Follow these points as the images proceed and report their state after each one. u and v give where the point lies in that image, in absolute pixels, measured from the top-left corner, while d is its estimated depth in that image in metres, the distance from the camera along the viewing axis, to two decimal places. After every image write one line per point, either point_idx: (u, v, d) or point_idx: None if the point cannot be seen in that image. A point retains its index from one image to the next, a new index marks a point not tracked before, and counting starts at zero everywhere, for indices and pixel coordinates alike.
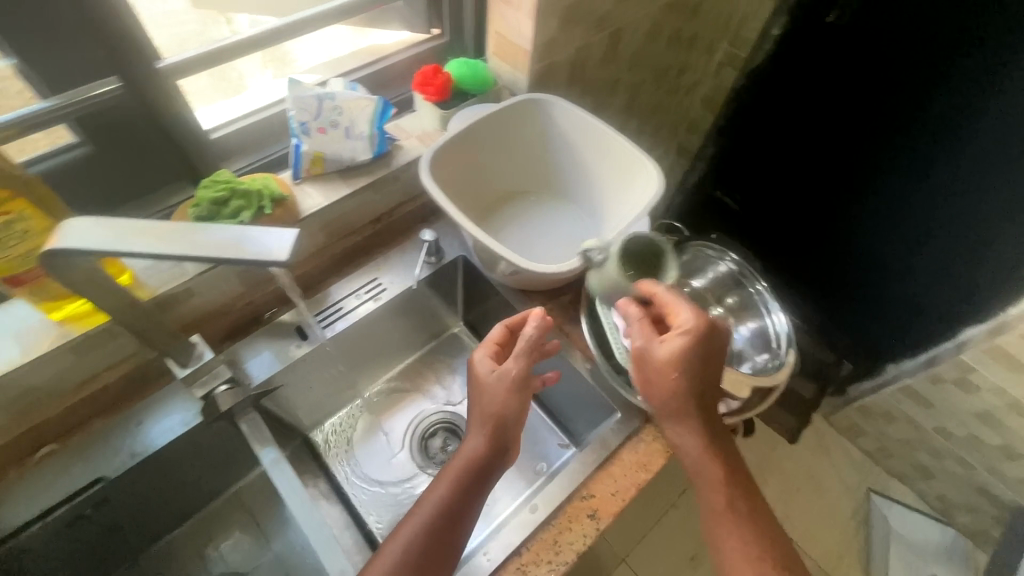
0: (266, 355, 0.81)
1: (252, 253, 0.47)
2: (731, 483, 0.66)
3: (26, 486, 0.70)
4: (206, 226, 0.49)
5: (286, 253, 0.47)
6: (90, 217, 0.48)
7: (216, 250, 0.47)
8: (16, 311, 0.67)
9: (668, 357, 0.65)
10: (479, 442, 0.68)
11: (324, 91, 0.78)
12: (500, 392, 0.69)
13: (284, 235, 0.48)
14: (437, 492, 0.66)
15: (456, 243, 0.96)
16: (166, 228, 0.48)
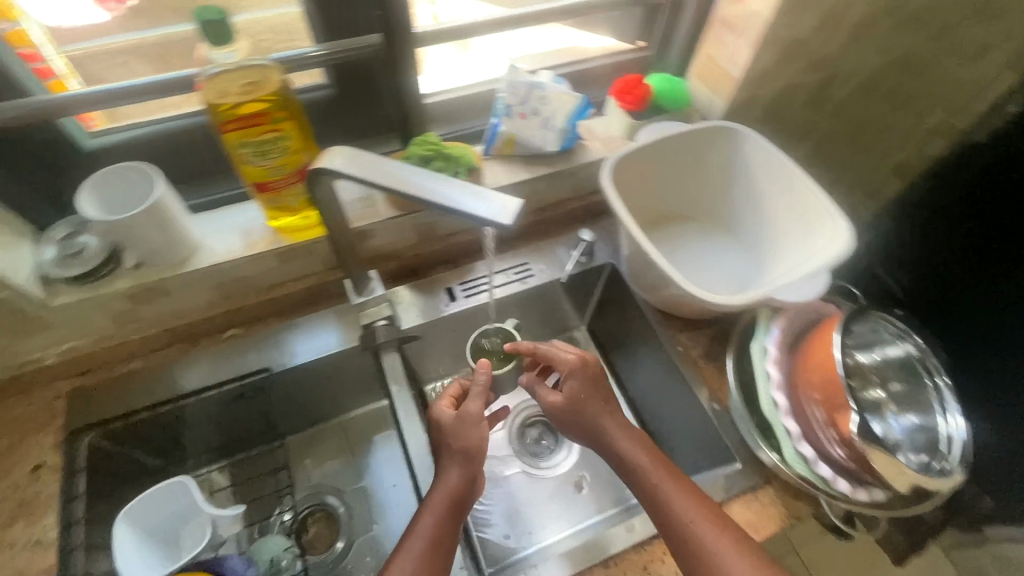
0: (419, 304, 0.89)
1: (477, 211, 0.50)
2: (689, 502, 0.65)
3: (208, 354, 0.82)
4: (439, 176, 0.53)
5: (510, 218, 0.49)
6: (353, 150, 0.54)
7: (446, 199, 0.50)
8: (248, 213, 0.80)
9: (568, 396, 0.75)
10: (455, 477, 0.69)
11: (536, 81, 0.83)
12: (470, 429, 0.71)
13: (509, 202, 0.50)
14: (424, 524, 0.65)
15: (608, 250, 0.97)
16: (408, 170, 0.53)
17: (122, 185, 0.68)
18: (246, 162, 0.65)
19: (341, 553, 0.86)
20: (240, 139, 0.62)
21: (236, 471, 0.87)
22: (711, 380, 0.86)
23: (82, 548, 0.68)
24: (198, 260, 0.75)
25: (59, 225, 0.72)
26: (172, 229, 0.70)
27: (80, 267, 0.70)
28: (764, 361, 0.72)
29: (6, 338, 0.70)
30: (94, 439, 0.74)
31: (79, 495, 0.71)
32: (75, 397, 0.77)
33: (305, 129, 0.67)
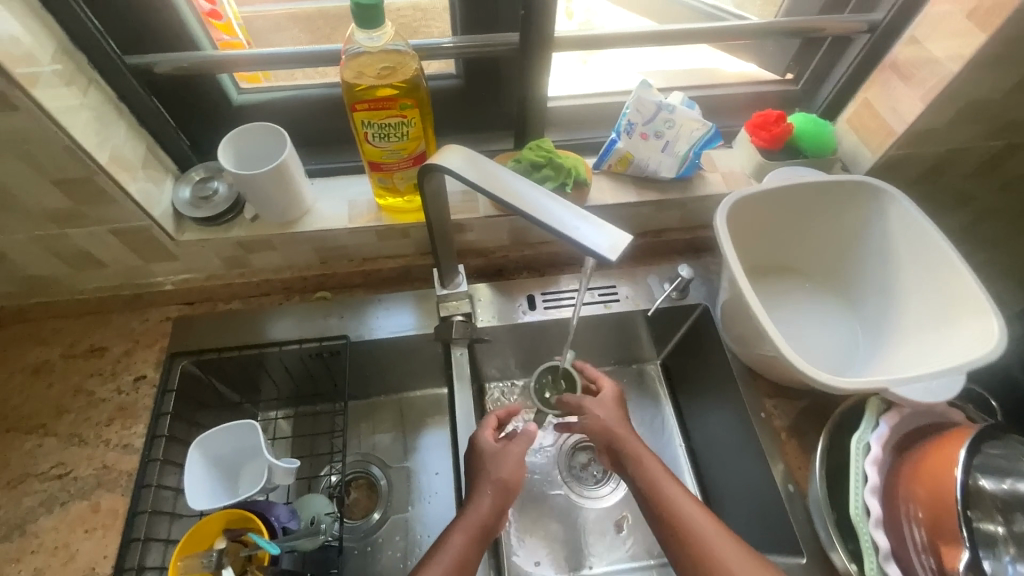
0: (498, 306, 0.88)
1: (581, 239, 0.47)
2: (666, 485, 0.68)
3: (296, 309, 0.87)
4: (549, 193, 0.50)
5: (615, 254, 0.45)
6: (470, 153, 0.54)
7: (552, 219, 0.48)
8: (358, 186, 0.84)
9: (601, 418, 0.76)
10: (486, 504, 0.68)
11: (666, 102, 0.77)
12: (507, 461, 0.71)
13: (618, 236, 0.47)
14: (450, 547, 0.64)
15: (704, 291, 0.91)
16: (519, 183, 0.51)
17: (256, 143, 0.73)
18: (367, 141, 0.67)
19: (375, 525, 0.90)
20: (366, 119, 0.64)
21: (298, 423, 0.91)
22: (790, 457, 0.78)
23: (159, 461, 0.74)
24: (305, 223, 0.80)
25: (198, 168, 0.79)
26: (290, 191, 0.75)
27: (207, 210, 0.76)
28: (862, 459, 0.63)
29: (138, 260, 0.79)
30: (187, 364, 0.81)
31: (166, 413, 0.77)
32: (180, 323, 0.85)
33: (427, 118, 0.68)
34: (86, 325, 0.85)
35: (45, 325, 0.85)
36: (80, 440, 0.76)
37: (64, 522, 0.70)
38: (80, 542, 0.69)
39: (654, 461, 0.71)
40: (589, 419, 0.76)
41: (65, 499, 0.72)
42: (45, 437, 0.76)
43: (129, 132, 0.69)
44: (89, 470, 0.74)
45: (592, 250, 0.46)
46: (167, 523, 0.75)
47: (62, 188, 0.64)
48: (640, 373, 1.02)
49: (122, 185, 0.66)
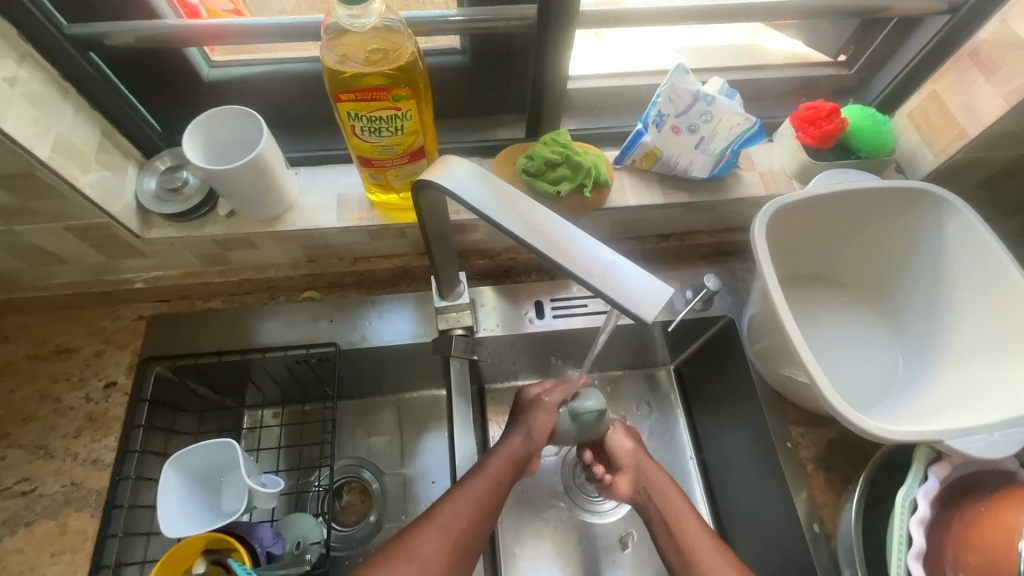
0: (503, 313, 0.80)
1: (614, 290, 0.40)
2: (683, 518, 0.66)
3: (282, 311, 0.79)
4: (577, 229, 0.44)
5: (653, 313, 0.39)
6: (492, 172, 0.47)
7: (577, 263, 0.42)
8: (349, 177, 0.74)
9: (624, 444, 0.75)
10: (519, 441, 0.69)
11: (704, 91, 0.66)
12: (546, 411, 0.70)
13: (658, 287, 0.40)
14: (489, 470, 0.65)
15: (731, 302, 0.82)
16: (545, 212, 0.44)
17: (228, 130, 0.63)
18: (356, 135, 0.58)
19: (371, 528, 0.81)
20: (353, 111, 0.55)
21: (287, 431, 0.84)
22: (816, 492, 0.72)
23: (132, 480, 0.68)
24: (289, 220, 0.71)
25: (164, 154, 0.70)
26: (269, 186, 0.65)
27: (177, 204, 0.68)
28: (906, 519, 0.57)
29: (104, 257, 0.71)
30: (163, 370, 0.73)
31: (139, 425, 0.70)
32: (154, 323, 0.77)
33: (426, 109, 0.58)
34: (52, 323, 0.77)
35: (7, 321, 0.77)
36: (47, 453, 0.70)
37: (30, 544, 0.65)
38: (47, 567, 0.64)
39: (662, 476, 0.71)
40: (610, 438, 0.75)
41: (31, 518, 0.66)
42: (8, 448, 0.70)
43: (79, 117, 0.60)
44: (56, 487, 0.68)
45: (624, 306, 0.40)
46: (143, 543, 0.70)
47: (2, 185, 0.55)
48: (653, 378, 0.93)
49: (72, 180, 0.57)
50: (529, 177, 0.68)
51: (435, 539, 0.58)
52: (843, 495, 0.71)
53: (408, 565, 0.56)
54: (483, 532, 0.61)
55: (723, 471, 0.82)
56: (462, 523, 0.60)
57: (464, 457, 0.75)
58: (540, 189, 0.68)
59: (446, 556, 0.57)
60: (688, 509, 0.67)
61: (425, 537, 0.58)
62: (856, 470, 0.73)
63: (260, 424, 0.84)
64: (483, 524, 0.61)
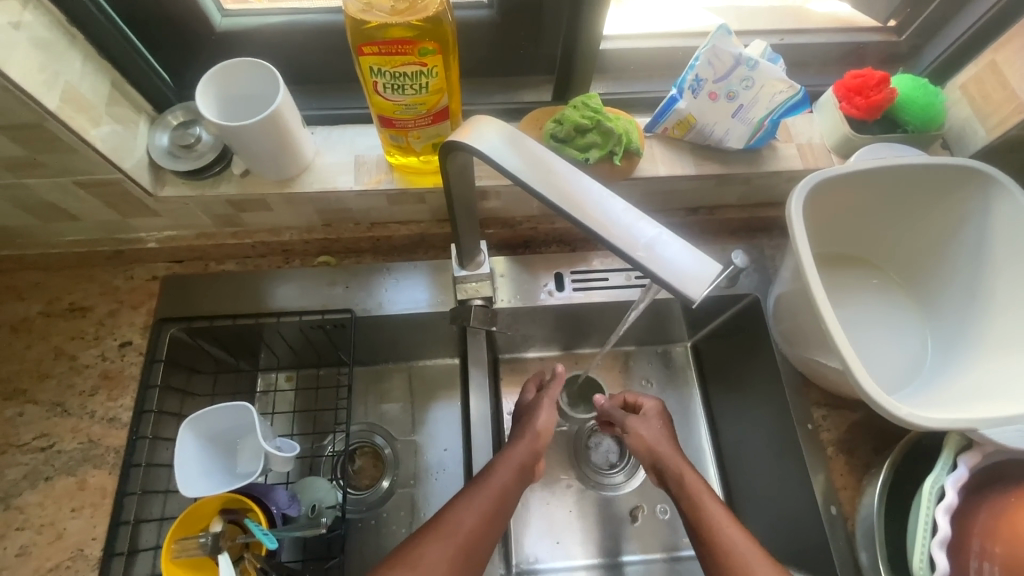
0: (522, 283, 0.78)
1: (659, 268, 0.39)
2: (703, 498, 0.60)
3: (297, 274, 0.77)
4: (613, 200, 0.41)
5: (699, 291, 0.38)
6: (523, 134, 0.44)
7: (619, 236, 0.40)
8: (367, 138, 0.71)
9: (644, 436, 0.68)
10: (523, 447, 0.66)
11: (748, 54, 0.62)
12: (545, 411, 0.69)
13: (704, 266, 0.39)
14: (493, 479, 0.62)
15: (758, 279, 0.80)
16: (585, 180, 0.42)
17: (244, 83, 0.60)
18: (377, 93, 0.55)
19: (384, 493, 0.82)
20: (376, 65, 0.51)
21: (300, 395, 0.84)
22: (836, 474, 0.71)
23: (148, 439, 0.68)
24: (305, 181, 0.68)
25: (176, 109, 0.67)
26: (284, 144, 0.62)
27: (190, 161, 0.65)
28: (932, 507, 0.56)
29: (115, 215, 0.69)
30: (176, 331, 0.72)
31: (155, 385, 0.69)
32: (168, 283, 0.76)
33: (452, 65, 0.54)
34: (65, 281, 0.76)
35: (19, 277, 0.76)
36: (64, 410, 0.70)
37: (50, 499, 0.66)
38: (67, 522, 0.65)
39: (682, 462, 0.65)
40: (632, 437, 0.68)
41: (50, 473, 0.67)
42: (25, 404, 0.70)
43: (87, 66, 0.57)
44: (74, 444, 0.68)
45: (674, 285, 0.38)
46: (161, 501, 0.70)
47: (8, 135, 0.53)
48: (670, 355, 0.91)
49: (81, 133, 0.55)
50: (557, 143, 0.65)
51: (442, 548, 0.56)
52: (864, 479, 0.71)
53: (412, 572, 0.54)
54: (489, 538, 0.59)
55: (739, 450, 0.81)
56: (469, 530, 0.58)
57: (478, 428, 0.75)
58: (569, 156, 0.65)
59: (452, 563, 0.55)
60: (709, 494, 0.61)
61: (431, 546, 0.56)
62: (878, 454, 0.72)
63: (274, 388, 0.84)
64: (490, 532, 0.59)
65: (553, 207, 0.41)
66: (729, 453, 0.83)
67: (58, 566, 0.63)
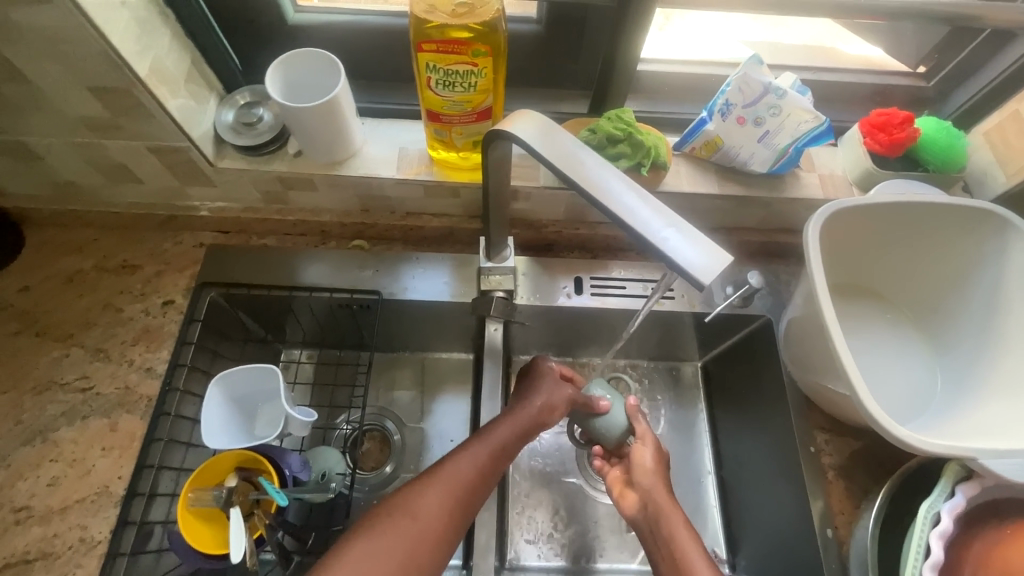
0: (545, 285, 0.81)
1: (674, 257, 0.42)
2: (683, 537, 0.61)
3: (331, 255, 0.82)
4: (639, 193, 0.45)
5: (710, 279, 0.41)
6: (566, 132, 0.48)
7: (640, 224, 0.43)
8: (412, 133, 0.76)
9: (648, 464, 0.69)
10: (529, 409, 0.69)
11: (776, 84, 0.66)
12: (551, 382, 0.72)
13: (717, 257, 0.42)
14: (493, 436, 0.65)
15: (771, 302, 0.82)
16: (617, 176, 0.46)
17: (306, 71, 0.66)
18: (429, 88, 0.60)
19: (387, 478, 0.85)
20: (431, 62, 0.56)
21: (320, 371, 0.88)
22: (834, 499, 0.72)
23: (178, 391, 0.73)
24: (350, 166, 0.74)
25: (243, 90, 0.73)
26: (337, 129, 0.68)
27: (249, 138, 0.71)
28: (926, 531, 0.56)
29: (175, 181, 0.75)
30: (215, 295, 0.77)
31: (189, 342, 0.74)
32: (212, 251, 0.81)
33: (500, 69, 0.59)
34: (119, 239, 0.82)
35: (79, 233, 0.83)
36: (105, 356, 0.75)
37: (84, 437, 0.70)
38: (96, 460, 0.69)
39: (674, 504, 0.65)
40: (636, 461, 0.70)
41: (87, 413, 0.71)
42: (71, 347, 0.75)
43: (173, 42, 0.63)
44: (111, 388, 0.73)
45: (687, 272, 0.41)
46: (182, 452, 0.73)
47: (97, 97, 0.59)
48: (677, 373, 0.93)
49: (160, 100, 0.61)
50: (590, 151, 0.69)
51: (432, 498, 0.58)
52: (862, 505, 0.71)
53: (406, 520, 0.56)
54: (482, 491, 0.62)
55: (739, 469, 0.82)
56: (463, 483, 0.60)
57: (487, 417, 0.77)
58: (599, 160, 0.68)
59: (445, 513, 0.58)
60: (695, 542, 0.61)
61: (424, 493, 0.58)
62: (878, 483, 0.73)
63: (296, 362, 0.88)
64: (481, 487, 0.62)
65: (589, 197, 0.45)
66: (729, 471, 0.84)
67: (83, 499, 0.67)
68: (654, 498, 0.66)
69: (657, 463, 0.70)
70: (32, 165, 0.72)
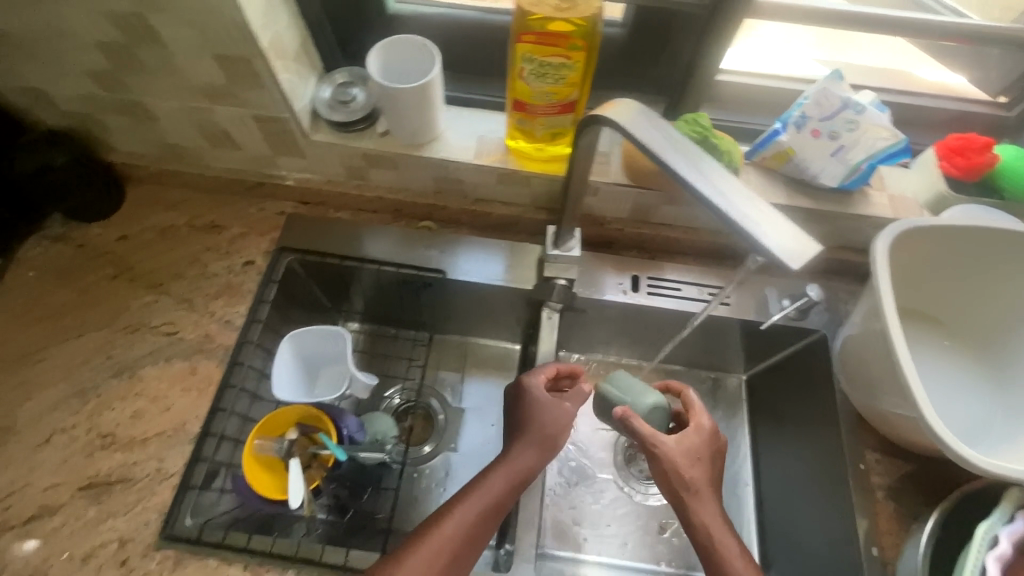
0: (602, 281, 0.83)
1: (765, 241, 0.43)
2: (722, 542, 0.59)
3: (400, 233, 0.86)
4: (731, 181, 0.47)
5: (800, 263, 0.42)
6: (663, 119, 0.50)
7: (730, 209, 0.45)
8: (490, 122, 0.80)
9: (680, 452, 0.63)
10: (528, 454, 0.65)
11: (856, 100, 0.67)
12: (561, 406, 0.69)
13: (806, 244, 0.43)
14: (488, 488, 0.62)
15: (828, 318, 0.82)
16: (710, 165, 0.48)
17: (404, 56, 0.70)
18: (521, 78, 0.63)
19: (424, 458, 0.85)
20: (528, 53, 0.60)
21: (376, 343, 0.92)
22: (881, 519, 0.71)
23: (253, 343, 0.78)
24: (431, 148, 0.78)
25: (340, 71, 0.78)
26: (426, 111, 0.72)
27: (343, 115, 0.76)
28: (982, 553, 0.56)
29: (269, 150, 0.81)
30: (291, 261, 0.84)
31: (265, 301, 0.81)
32: (292, 219, 0.87)
33: (591, 67, 0.62)
34: (210, 201, 0.89)
35: (174, 192, 0.89)
36: (190, 305, 0.81)
37: (166, 377, 0.76)
38: (176, 399, 0.74)
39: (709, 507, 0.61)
40: (669, 446, 0.63)
41: (170, 356, 0.77)
42: (160, 294, 0.81)
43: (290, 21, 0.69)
44: (193, 335, 0.79)
45: (776, 255, 0.43)
46: (248, 401, 0.77)
47: (221, 64, 0.65)
48: (720, 387, 0.93)
49: (275, 72, 0.66)
50: None
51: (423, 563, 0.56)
52: (910, 528, 0.70)
53: None
54: (477, 547, 0.59)
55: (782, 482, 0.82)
56: (456, 543, 0.58)
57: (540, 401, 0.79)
58: None
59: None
60: (735, 549, 0.58)
61: (414, 556, 0.56)
62: (928, 508, 0.72)
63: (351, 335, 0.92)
64: (475, 544, 0.59)
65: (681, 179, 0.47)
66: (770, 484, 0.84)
67: (161, 433, 0.72)
68: (692, 492, 0.61)
69: (698, 448, 0.64)
70: (146, 125, 0.78)
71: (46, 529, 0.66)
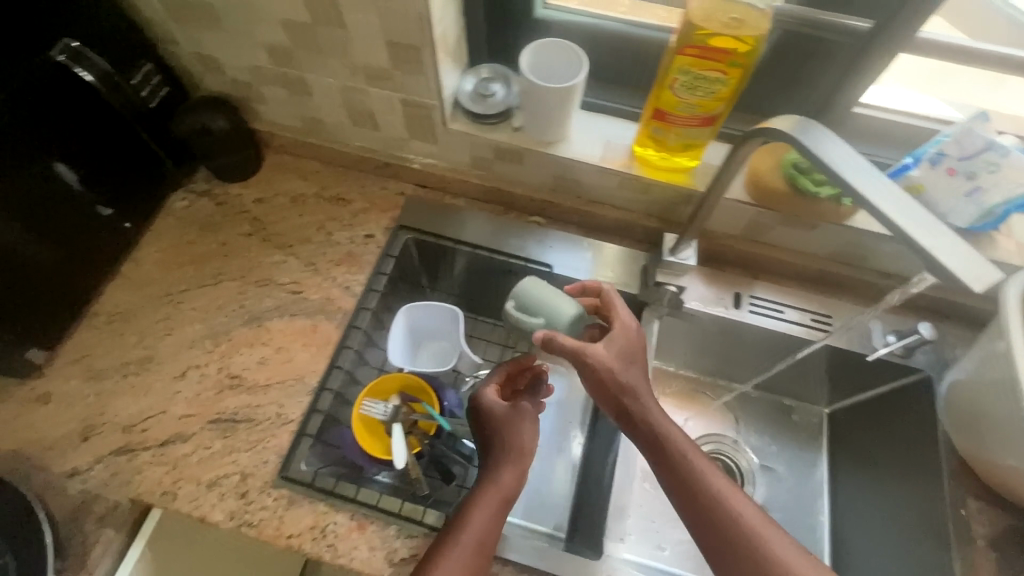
0: (705, 295, 0.85)
1: (947, 263, 0.45)
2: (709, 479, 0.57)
3: (512, 225, 0.90)
4: (909, 201, 0.48)
5: (986, 287, 0.43)
6: (835, 135, 0.52)
7: (911, 229, 0.46)
8: (616, 129, 0.83)
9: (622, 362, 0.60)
10: (508, 474, 0.66)
11: (1001, 142, 0.66)
12: (529, 422, 0.70)
13: (989, 269, 0.44)
14: (474, 517, 0.62)
15: (934, 359, 0.81)
16: (888, 184, 0.49)
17: (552, 58, 0.74)
18: (670, 88, 0.66)
19: None
20: (686, 65, 0.63)
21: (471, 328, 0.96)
22: (980, 569, 0.69)
23: (369, 310, 0.84)
24: (559, 147, 0.82)
25: (483, 67, 0.83)
26: (565, 112, 0.76)
27: (482, 107, 0.81)
28: None
29: (404, 133, 0.86)
30: (408, 239, 0.89)
31: (383, 273, 0.87)
32: (412, 200, 0.92)
33: (744, 84, 0.65)
34: (337, 175, 0.95)
35: (306, 163, 0.96)
36: (314, 269, 0.87)
37: (290, 331, 0.81)
38: (297, 352, 0.80)
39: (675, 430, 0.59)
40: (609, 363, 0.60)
41: (294, 312, 0.83)
42: (288, 255, 0.88)
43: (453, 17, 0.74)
44: (316, 297, 0.84)
45: (960, 279, 0.44)
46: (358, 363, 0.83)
47: (390, 50, 0.71)
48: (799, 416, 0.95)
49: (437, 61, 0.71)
50: (797, 171, 0.75)
51: None
52: None
53: None
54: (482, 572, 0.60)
55: None
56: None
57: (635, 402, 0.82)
58: (802, 185, 0.75)
59: None
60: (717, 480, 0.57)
61: None
62: None
63: None
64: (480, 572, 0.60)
65: (858, 196, 0.49)
66: None
67: (282, 382, 0.78)
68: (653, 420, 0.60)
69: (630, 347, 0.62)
70: (300, 99, 0.85)
71: (178, 454, 0.72)
